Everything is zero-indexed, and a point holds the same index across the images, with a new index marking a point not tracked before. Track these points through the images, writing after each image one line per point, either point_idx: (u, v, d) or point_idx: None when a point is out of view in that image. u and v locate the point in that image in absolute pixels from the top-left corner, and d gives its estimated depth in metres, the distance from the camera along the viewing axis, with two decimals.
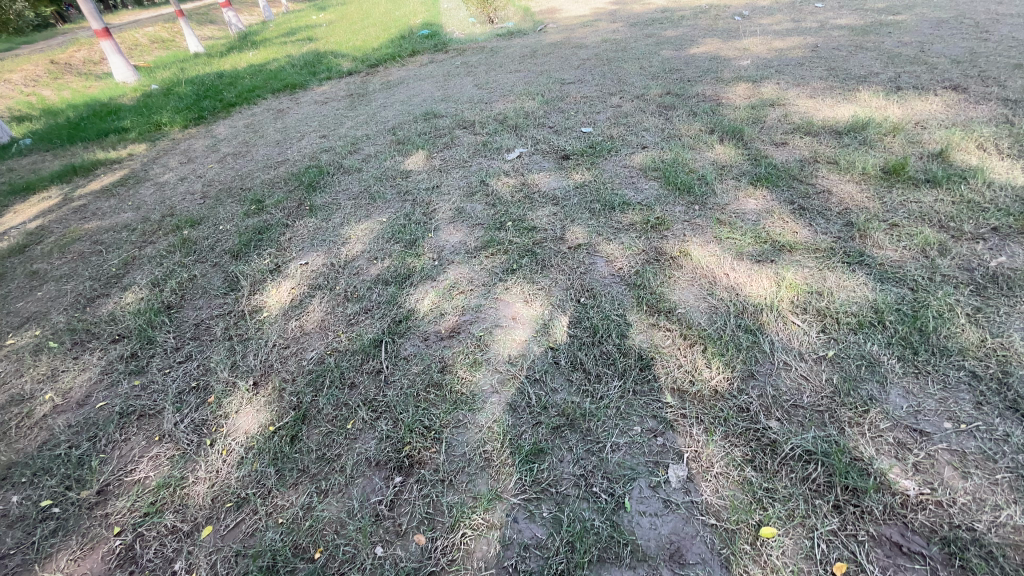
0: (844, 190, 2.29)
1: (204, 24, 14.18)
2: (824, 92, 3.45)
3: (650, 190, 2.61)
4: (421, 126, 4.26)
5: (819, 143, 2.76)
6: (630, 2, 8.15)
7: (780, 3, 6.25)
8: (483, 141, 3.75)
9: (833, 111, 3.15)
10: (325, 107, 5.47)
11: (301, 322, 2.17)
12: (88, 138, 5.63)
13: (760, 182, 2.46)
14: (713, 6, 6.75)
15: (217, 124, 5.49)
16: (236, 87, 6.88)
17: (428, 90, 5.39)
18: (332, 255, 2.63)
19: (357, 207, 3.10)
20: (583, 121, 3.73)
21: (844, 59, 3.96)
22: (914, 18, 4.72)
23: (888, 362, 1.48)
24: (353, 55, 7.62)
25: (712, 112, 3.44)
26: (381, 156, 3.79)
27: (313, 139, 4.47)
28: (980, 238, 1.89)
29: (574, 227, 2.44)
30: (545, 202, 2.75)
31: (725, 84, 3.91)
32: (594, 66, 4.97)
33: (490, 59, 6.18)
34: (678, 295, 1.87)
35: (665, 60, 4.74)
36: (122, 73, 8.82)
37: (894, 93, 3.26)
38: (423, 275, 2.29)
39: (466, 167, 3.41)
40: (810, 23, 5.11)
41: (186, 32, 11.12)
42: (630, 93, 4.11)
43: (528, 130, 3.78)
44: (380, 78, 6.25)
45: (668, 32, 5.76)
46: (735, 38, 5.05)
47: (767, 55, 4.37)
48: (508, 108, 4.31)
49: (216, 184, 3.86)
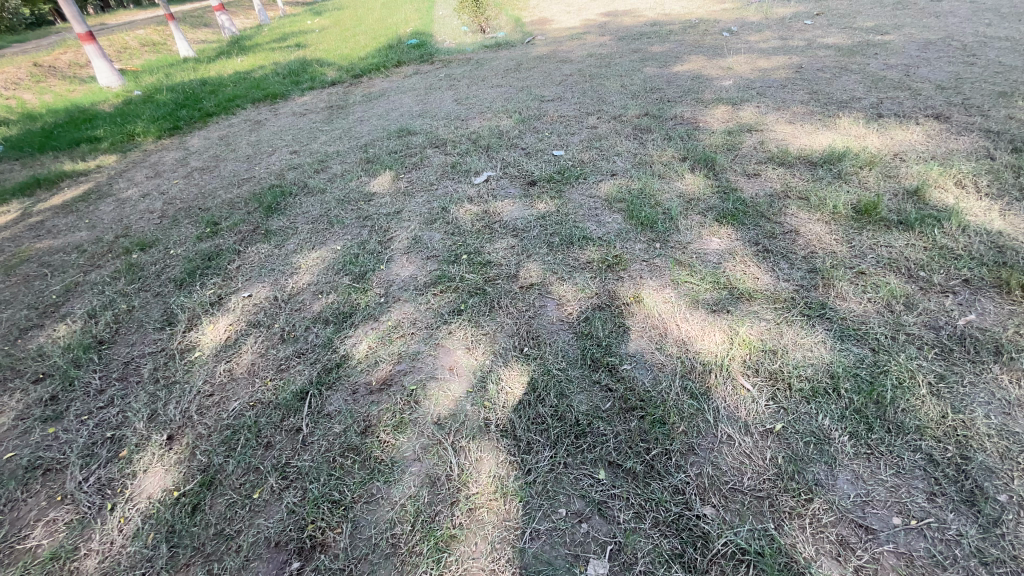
0: (811, 230, 2.17)
1: (197, 26, 14.10)
2: (803, 118, 3.33)
3: (612, 224, 2.49)
4: (392, 144, 4.14)
5: (792, 175, 2.64)
6: (621, 15, 8.05)
7: (769, 19, 6.14)
8: (453, 162, 3.63)
9: (811, 140, 3.02)
10: (302, 119, 5.35)
11: (230, 366, 2.05)
12: (60, 147, 5.51)
13: (725, 219, 2.34)
14: (703, 20, 6.64)
15: (192, 135, 5.37)
16: (217, 95, 6.76)
17: (407, 103, 5.27)
18: (278, 288, 2.50)
19: (313, 233, 2.98)
20: (557, 143, 3.61)
21: (828, 81, 3.84)
22: (903, 38, 4.60)
23: (840, 440, 1.35)
24: (339, 64, 7.50)
25: (687, 138, 3.32)
26: (347, 175, 3.66)
27: (283, 155, 4.34)
28: (950, 291, 1.76)
29: (530, 264, 2.31)
30: (505, 233, 2.62)
31: (704, 106, 3.79)
32: (575, 82, 4.85)
33: (473, 71, 6.06)
34: (625, 349, 1.74)
35: (647, 78, 4.62)
36: (107, 78, 8.70)
37: (875, 120, 3.13)
38: (365, 314, 2.16)
39: (431, 190, 3.29)
40: (797, 42, 5.00)
41: (176, 37, 11.04)
42: (608, 113, 3.99)
43: (499, 152, 3.66)
44: (361, 90, 6.13)
45: (654, 48, 5.64)
46: (720, 56, 4.93)
47: (750, 75, 4.25)
48: (482, 127, 4.19)
49: (177, 203, 3.74)
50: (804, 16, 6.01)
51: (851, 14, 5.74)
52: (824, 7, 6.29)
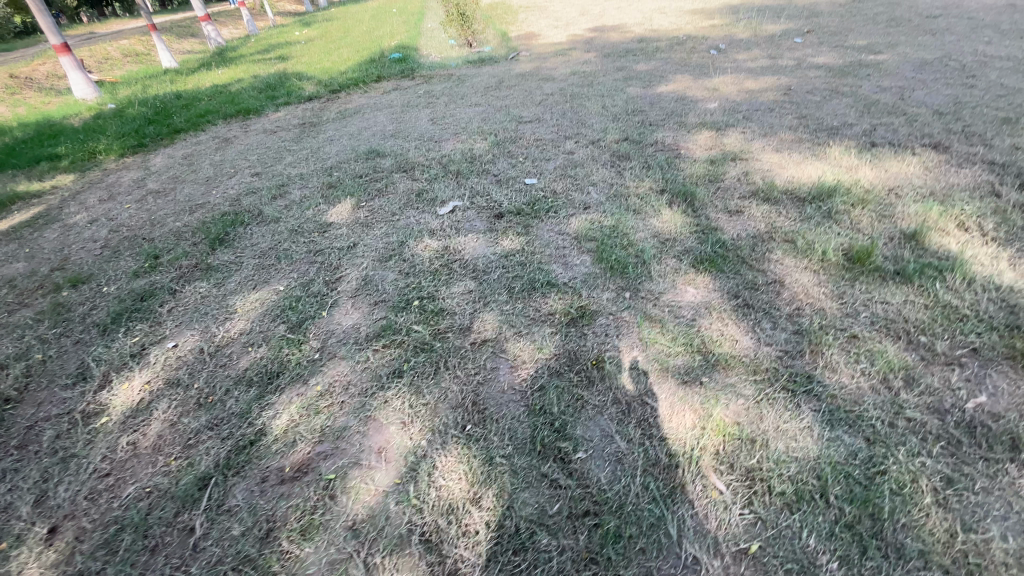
0: (799, 281, 1.93)
1: (184, 36, 13.90)
2: (792, 146, 3.12)
3: (580, 268, 2.25)
4: (359, 167, 3.90)
5: (778, 213, 2.41)
6: (608, 30, 7.90)
7: (758, 36, 5.98)
8: (419, 189, 3.39)
9: (800, 171, 2.81)
10: (271, 137, 5.11)
11: (135, 439, 1.78)
12: (17, 165, 5.24)
13: (703, 265, 2.10)
14: (691, 37, 6.48)
15: (156, 153, 5.12)
16: (189, 110, 6.51)
17: (381, 122, 5.04)
18: (207, 338, 2.25)
19: (258, 270, 2.72)
20: (530, 170, 3.38)
21: (817, 104, 3.64)
22: (896, 58, 4.42)
23: (829, 567, 1.11)
24: (319, 78, 7.28)
25: (668, 167, 3.10)
26: (306, 201, 3.41)
27: (245, 178, 4.10)
28: (955, 362, 1.53)
29: (485, 313, 2.05)
30: (463, 274, 2.36)
31: (688, 131, 3.58)
32: (555, 103, 4.64)
33: (454, 88, 5.85)
34: (581, 432, 1.49)
35: (629, 98, 4.43)
36: (82, 89, 8.42)
37: (868, 149, 2.91)
38: (294, 375, 1.91)
39: (392, 220, 3.03)
40: (787, 61, 4.82)
41: (160, 49, 10.84)
42: (586, 138, 3.77)
43: (469, 178, 3.43)
44: (338, 106, 5.91)
45: (639, 66, 5.46)
46: (706, 75, 4.74)
47: (736, 97, 4.05)
48: (455, 149, 3.96)
49: (124, 230, 3.48)
50: (793, 33, 5.85)
51: (842, 32, 5.59)
52: (814, 24, 6.14)
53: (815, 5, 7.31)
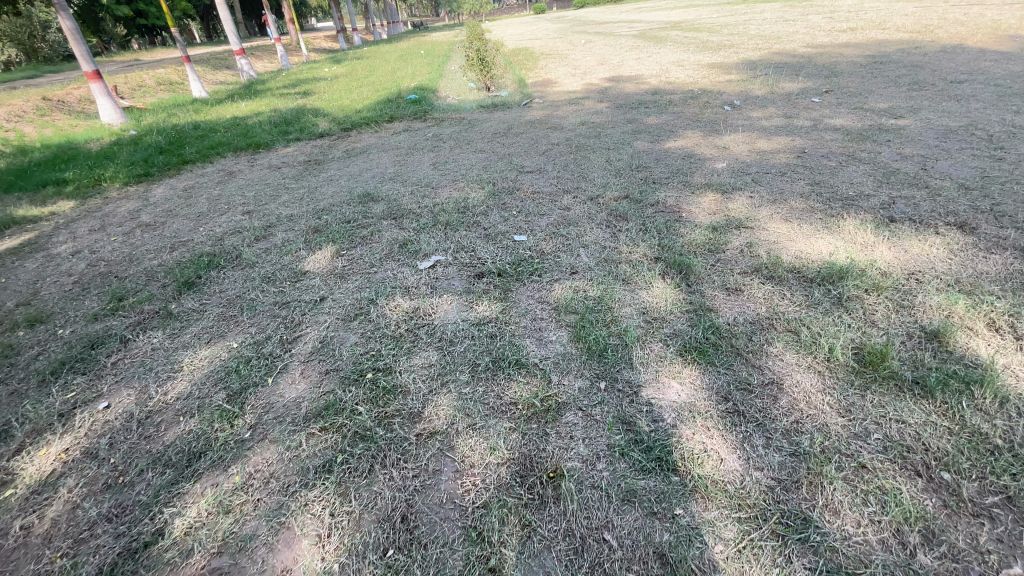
0: (800, 385, 1.67)
1: (219, 67, 14.49)
2: (802, 216, 2.89)
3: (556, 345, 2.00)
4: (349, 210, 3.77)
5: (782, 295, 2.16)
6: (624, 80, 7.91)
7: (774, 94, 5.86)
8: (403, 238, 3.21)
9: (809, 246, 2.57)
10: (274, 173, 5.07)
11: (28, 524, 1.57)
12: (25, 188, 5.29)
13: (691, 355, 1.85)
14: (706, 91, 6.40)
15: (159, 183, 5.12)
16: (203, 140, 6.60)
17: (384, 163, 4.97)
18: (142, 401, 2.05)
19: (218, 321, 2.55)
20: (522, 225, 3.20)
21: (832, 170, 3.43)
22: (919, 124, 4.21)
23: None
24: (334, 115, 7.34)
25: (667, 232, 2.89)
26: (286, 245, 3.27)
27: (235, 215, 4.00)
28: (984, 513, 1.25)
29: (440, 396, 1.81)
30: (428, 343, 2.13)
31: (692, 192, 3.39)
32: (559, 154, 4.52)
33: (462, 132, 5.81)
34: (520, 573, 1.22)
35: (635, 153, 4.28)
36: (109, 115, 8.69)
37: (886, 225, 2.67)
38: (216, 459, 1.69)
39: (368, 272, 2.83)
40: (803, 121, 4.66)
41: (192, 79, 11.24)
42: (586, 193, 3.60)
43: (458, 230, 3.25)
44: (346, 145, 5.90)
45: (650, 119, 5.35)
46: (717, 132, 4.60)
47: (746, 157, 3.87)
48: (450, 197, 3.82)
49: (101, 265, 3.37)
50: (812, 92, 5.71)
51: (862, 93, 5.43)
52: (834, 84, 6.00)
53: (836, 64, 7.21)
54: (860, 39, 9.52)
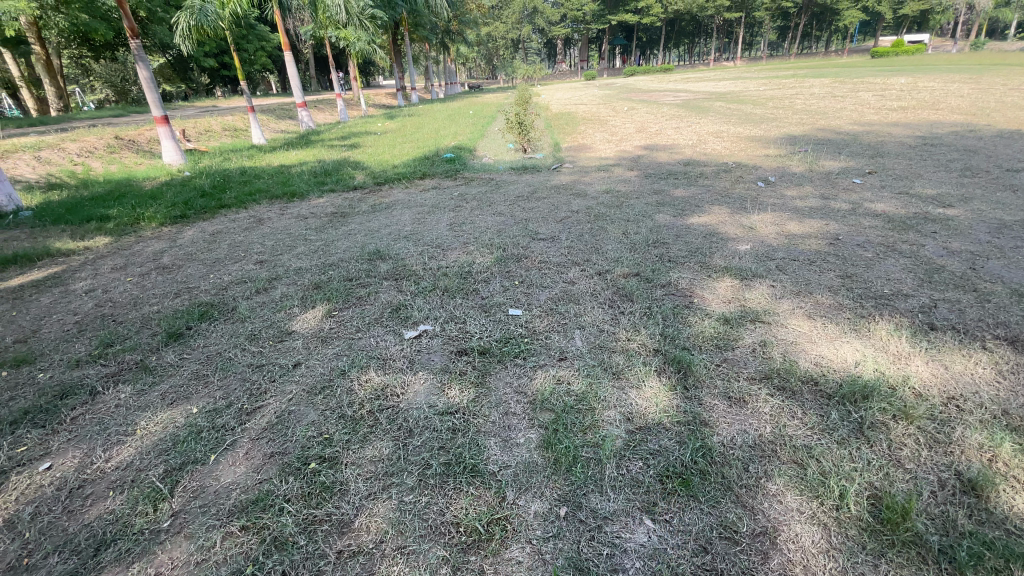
0: (798, 543, 1.36)
1: (282, 117, 15.60)
2: (826, 314, 2.59)
3: (520, 449, 1.77)
4: (354, 266, 3.72)
5: (792, 413, 1.86)
6: (659, 150, 7.88)
7: (812, 172, 5.62)
8: (398, 301, 3.08)
9: (833, 352, 2.26)
10: (298, 223, 5.18)
11: None
12: (72, 220, 5.62)
13: (671, 483, 1.57)
14: (740, 165, 6.24)
15: (191, 226, 5.33)
16: (245, 185, 6.93)
17: (403, 219, 4.99)
18: (82, 467, 1.95)
19: (189, 381, 2.46)
20: (520, 297, 3.03)
21: (867, 262, 3.12)
22: (970, 215, 3.86)
23: None
24: (372, 168, 7.58)
25: (672, 320, 2.65)
26: (281, 300, 3.21)
27: (247, 264, 4.04)
28: None
29: (378, 502, 1.60)
30: (385, 430, 1.94)
31: (708, 275, 3.16)
32: (577, 223, 4.40)
33: (487, 193, 5.84)
34: None
35: (655, 227, 4.10)
36: (170, 155, 9.35)
37: (924, 334, 2.34)
38: (122, 552, 1.53)
39: (352, 337, 2.72)
40: (840, 204, 4.38)
41: (253, 127, 12.07)
42: (594, 268, 3.43)
43: (455, 296, 3.10)
44: (374, 198, 6.02)
45: (677, 192, 5.20)
46: (745, 210, 4.38)
47: (773, 240, 3.62)
48: (457, 260, 3.71)
49: (106, 307, 3.42)
50: (853, 172, 5.44)
51: (908, 177, 5.11)
52: (878, 165, 5.71)
53: (882, 144, 6.92)
54: (910, 119, 9.21)
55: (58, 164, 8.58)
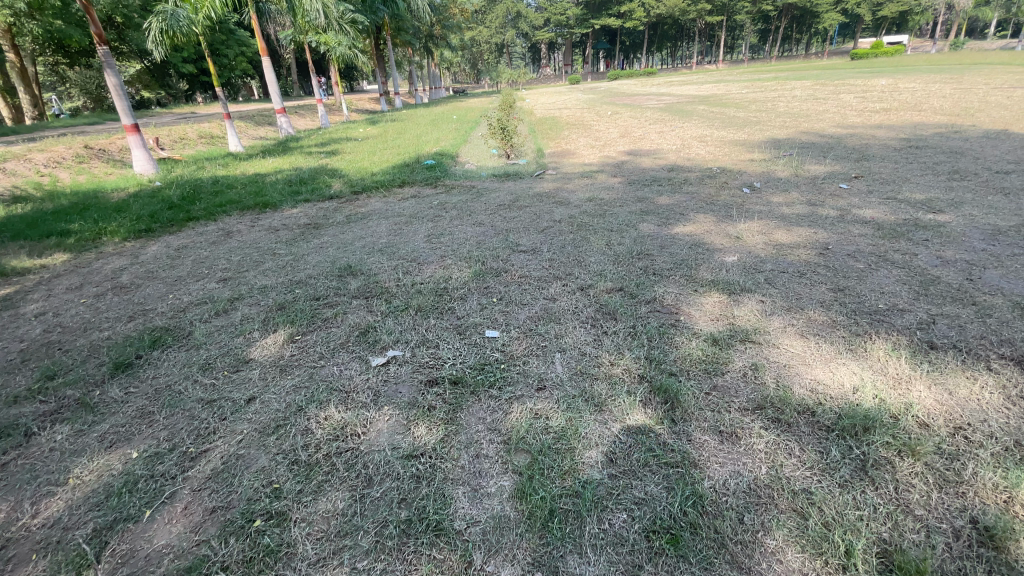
0: None
1: (261, 124, 15.27)
2: (820, 332, 2.46)
3: (491, 501, 1.58)
4: (323, 284, 3.51)
5: (789, 450, 1.70)
6: (644, 155, 7.77)
7: (798, 177, 5.54)
8: (367, 322, 2.88)
9: (828, 376, 2.11)
10: (269, 236, 4.95)
11: None
12: (29, 236, 5.31)
13: (658, 541, 1.40)
14: (725, 170, 6.14)
15: (156, 240, 5.07)
16: (216, 196, 6.66)
17: (380, 230, 4.79)
18: (3, 525, 1.71)
19: (134, 418, 2.23)
20: (498, 317, 2.84)
21: (860, 274, 3.00)
22: (961, 221, 3.77)
23: None
24: (349, 176, 7.35)
25: (659, 341, 2.48)
26: (243, 324, 3.00)
27: (210, 282, 3.81)
28: None
29: (328, 571, 1.41)
30: (343, 479, 1.74)
31: (695, 290, 3.01)
32: (559, 233, 4.23)
33: (468, 201, 5.66)
34: None
35: (639, 238, 3.95)
36: (142, 165, 9.03)
37: (924, 354, 2.20)
38: None
39: (315, 365, 2.51)
40: (828, 211, 4.28)
41: (229, 134, 11.75)
42: (577, 283, 3.27)
43: (429, 316, 2.91)
44: (350, 208, 5.81)
45: (661, 199, 5.07)
46: (732, 218, 4.26)
47: (761, 250, 3.50)
48: (433, 276, 3.52)
49: (55, 332, 3.15)
50: (839, 177, 5.36)
51: (894, 181, 5.04)
52: (864, 169, 5.64)
53: (866, 148, 6.88)
54: (892, 121, 9.23)
55: (20, 175, 8.20)
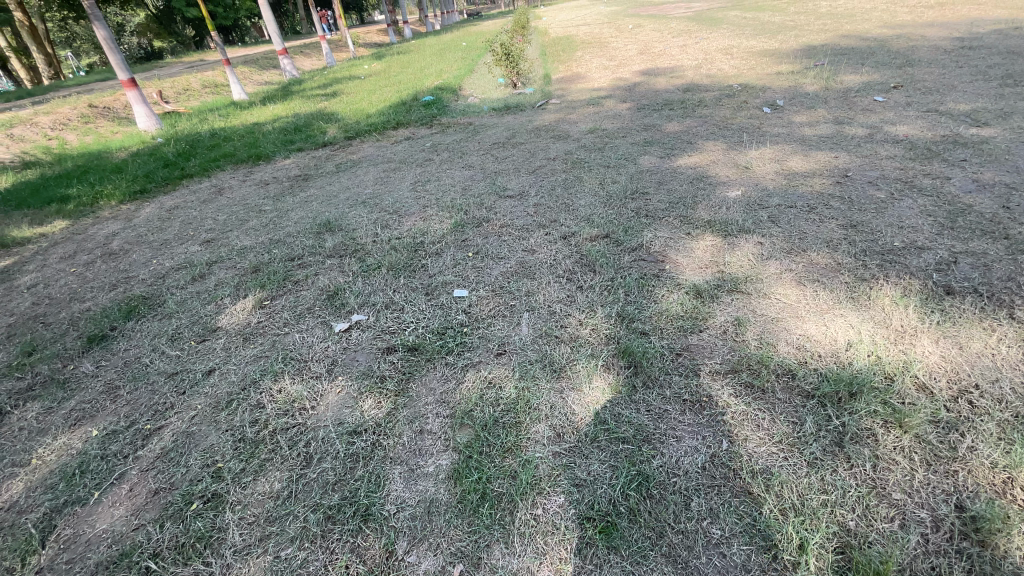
0: None
1: (265, 67, 14.76)
2: (820, 277, 2.18)
3: (425, 482, 1.49)
4: (300, 243, 3.39)
5: (758, 422, 1.52)
6: (659, 74, 7.08)
7: (827, 90, 4.91)
8: (336, 284, 2.76)
9: (821, 332, 1.87)
10: (258, 191, 4.83)
11: None
12: (32, 204, 5.36)
13: (592, 530, 1.28)
14: (746, 87, 5.52)
15: (150, 202, 5.04)
16: (211, 150, 6.52)
17: (367, 178, 4.58)
18: None
19: (100, 394, 2.25)
20: (470, 273, 2.67)
21: (879, 205, 2.64)
22: (1009, 135, 3.27)
23: None
24: (345, 120, 7.02)
25: (637, 296, 2.28)
26: (216, 290, 2.94)
27: (194, 245, 3.76)
28: None
29: (253, 560, 1.37)
30: (283, 459, 1.69)
31: (687, 232, 2.73)
32: (551, 173, 3.92)
33: (462, 141, 5.32)
34: None
35: (637, 174, 3.61)
36: (144, 121, 8.92)
37: (937, 301, 1.92)
38: None
39: (279, 333, 2.44)
40: (856, 129, 3.78)
41: (230, 81, 11.39)
42: (561, 230, 3.03)
43: (400, 274, 2.77)
44: (342, 155, 5.58)
45: (669, 126, 4.60)
46: (744, 144, 3.83)
47: (769, 180, 3.13)
48: (411, 229, 3.34)
49: (42, 304, 3.20)
50: (874, 88, 4.72)
51: (938, 90, 4.40)
52: (905, 76, 4.95)
53: (913, 50, 6.03)
54: (947, 17, 8.06)
55: (29, 140, 8.25)
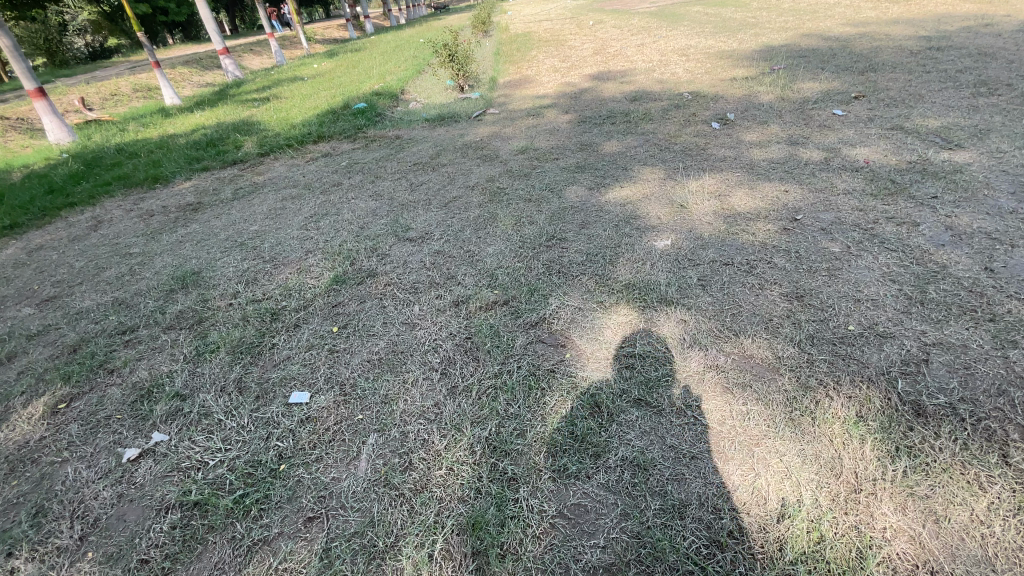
0: None
1: (208, 68, 13.83)
2: (753, 382, 1.65)
3: None
4: (145, 307, 2.75)
5: None
6: (610, 78, 6.55)
7: (783, 100, 4.44)
8: (154, 378, 2.15)
9: (747, 485, 1.34)
10: (139, 225, 4.15)
11: None
12: None
13: None
14: (698, 96, 5.02)
15: (14, 240, 4.30)
16: (108, 171, 5.77)
17: (262, 209, 3.94)
18: None
19: None
20: (323, 362, 2.08)
21: (834, 265, 2.13)
22: (984, 162, 2.81)
23: None
24: (265, 133, 6.31)
25: (519, 407, 1.71)
26: (14, 383, 2.29)
27: (29, 305, 3.08)
28: None
29: None
30: None
31: (601, 301, 2.19)
32: (464, 208, 3.35)
33: (383, 160, 4.71)
34: None
35: (560, 211, 3.06)
36: (57, 134, 8.01)
37: (901, 431, 1.41)
38: None
39: (52, 462, 1.81)
40: (811, 152, 3.30)
41: (159, 84, 10.44)
42: (455, 292, 2.46)
43: (238, 361, 2.16)
44: (248, 177, 4.91)
45: (608, 145, 4.07)
46: (685, 170, 3.32)
47: (707, 224, 2.61)
48: (280, 287, 2.72)
49: None
50: (835, 98, 4.26)
51: (904, 101, 3.95)
52: (868, 84, 4.51)
53: (877, 51, 5.62)
54: (912, 13, 7.71)
55: None
